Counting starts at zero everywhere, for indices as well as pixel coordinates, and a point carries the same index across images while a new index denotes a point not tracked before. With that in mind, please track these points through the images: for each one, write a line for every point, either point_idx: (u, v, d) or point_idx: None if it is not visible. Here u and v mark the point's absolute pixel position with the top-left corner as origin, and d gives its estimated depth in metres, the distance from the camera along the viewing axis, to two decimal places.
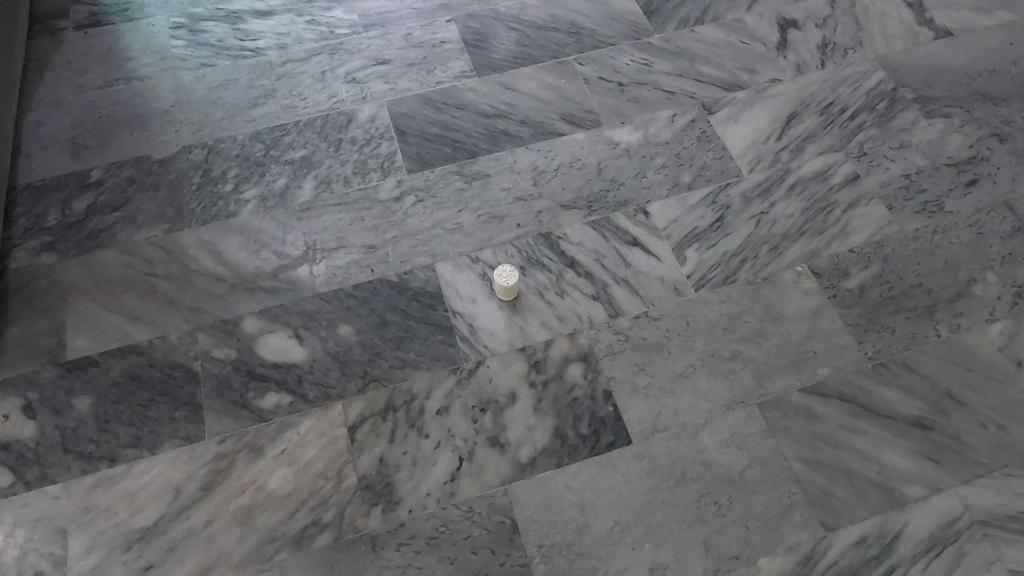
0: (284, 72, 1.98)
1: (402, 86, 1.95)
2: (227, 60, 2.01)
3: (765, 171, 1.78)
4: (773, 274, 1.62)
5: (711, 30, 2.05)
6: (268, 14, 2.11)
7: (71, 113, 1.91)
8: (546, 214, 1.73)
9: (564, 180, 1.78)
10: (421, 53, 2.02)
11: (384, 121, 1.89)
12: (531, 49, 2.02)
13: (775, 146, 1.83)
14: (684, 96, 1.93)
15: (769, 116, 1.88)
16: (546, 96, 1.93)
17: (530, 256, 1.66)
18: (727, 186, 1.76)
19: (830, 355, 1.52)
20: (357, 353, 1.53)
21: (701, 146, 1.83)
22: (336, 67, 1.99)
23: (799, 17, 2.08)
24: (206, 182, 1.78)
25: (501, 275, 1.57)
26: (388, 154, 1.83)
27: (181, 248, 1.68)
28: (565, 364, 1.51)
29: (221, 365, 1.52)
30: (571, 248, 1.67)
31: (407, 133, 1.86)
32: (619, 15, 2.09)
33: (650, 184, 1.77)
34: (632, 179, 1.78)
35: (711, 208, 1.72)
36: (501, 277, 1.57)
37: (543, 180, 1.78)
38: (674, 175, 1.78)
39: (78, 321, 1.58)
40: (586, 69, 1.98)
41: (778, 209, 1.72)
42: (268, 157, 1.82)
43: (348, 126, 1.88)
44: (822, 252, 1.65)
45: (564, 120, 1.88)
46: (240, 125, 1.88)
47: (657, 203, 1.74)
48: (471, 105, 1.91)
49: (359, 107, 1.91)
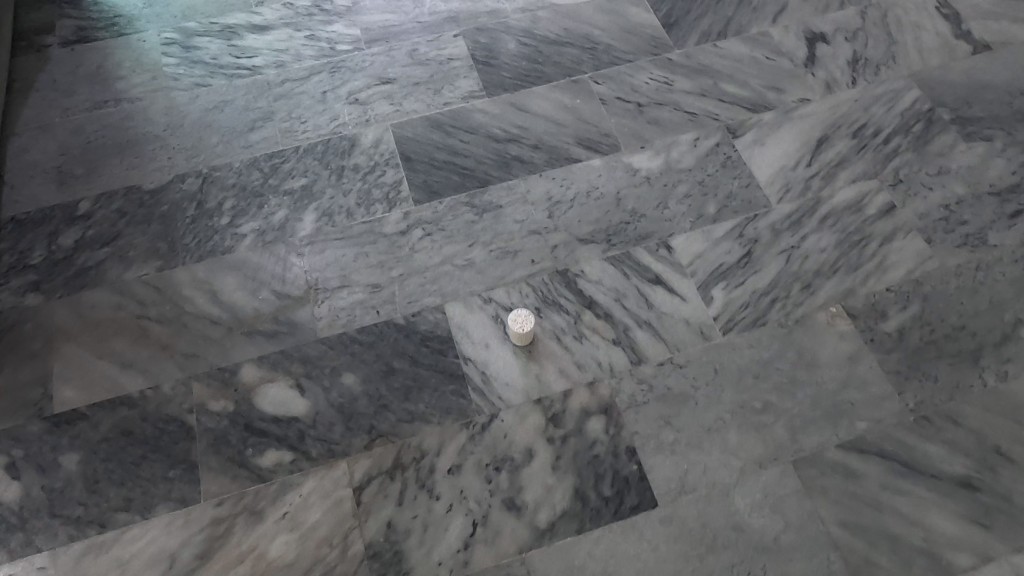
0: (282, 93, 1.87)
1: (408, 107, 1.84)
2: (222, 79, 1.90)
3: (795, 201, 1.67)
4: (806, 316, 1.52)
5: (734, 45, 1.93)
6: (265, 28, 1.99)
7: (58, 137, 1.80)
8: (563, 248, 1.62)
9: (580, 212, 1.67)
10: (427, 71, 1.90)
11: (388, 146, 1.78)
12: (544, 66, 1.91)
13: (805, 172, 1.72)
14: (707, 117, 1.81)
15: (799, 139, 1.77)
16: (560, 117, 1.82)
17: (546, 296, 1.56)
18: (755, 218, 1.65)
19: (869, 406, 1.41)
20: (363, 405, 1.44)
21: (726, 173, 1.72)
22: (338, 86, 1.88)
23: (827, 30, 1.96)
24: (201, 214, 1.68)
25: (519, 323, 1.47)
26: (394, 183, 1.72)
27: (174, 287, 1.58)
28: (585, 417, 1.41)
29: (218, 419, 1.43)
30: (589, 287, 1.57)
31: (414, 159, 1.76)
32: (636, 28, 1.97)
33: (673, 215, 1.66)
34: (654, 209, 1.67)
35: (738, 242, 1.62)
36: (520, 326, 1.46)
37: (559, 211, 1.67)
38: (698, 205, 1.67)
39: (66, 369, 1.49)
40: (603, 88, 1.86)
41: (809, 243, 1.61)
42: (266, 186, 1.72)
43: (351, 152, 1.77)
44: (858, 291, 1.55)
45: (580, 145, 1.77)
46: (236, 151, 1.77)
47: (680, 236, 1.63)
48: (481, 128, 1.80)
49: (363, 131, 1.80)
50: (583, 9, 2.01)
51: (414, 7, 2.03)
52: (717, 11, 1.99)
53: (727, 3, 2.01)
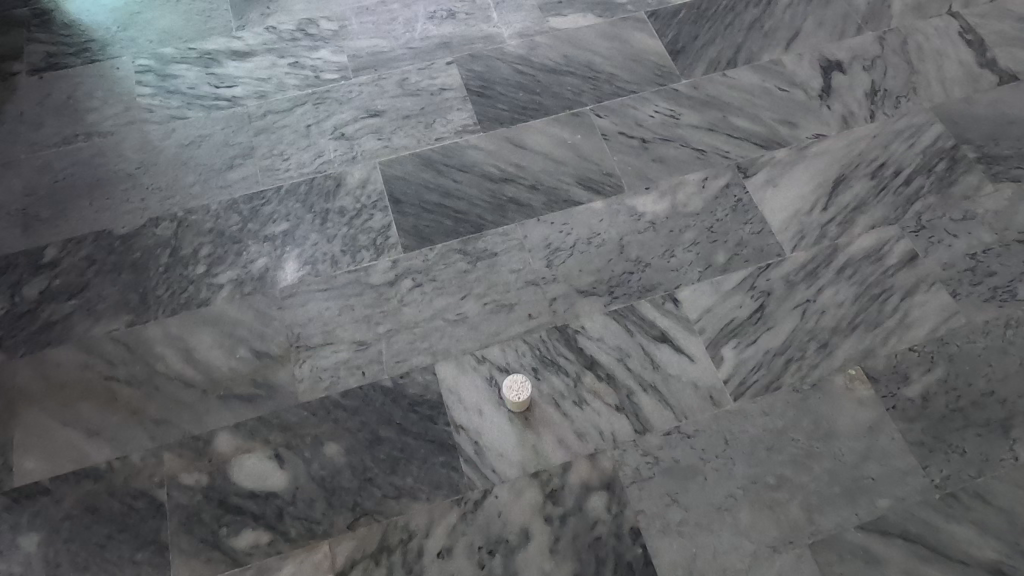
0: (264, 126, 1.76)
1: (397, 143, 1.73)
2: (200, 111, 1.78)
3: (810, 249, 1.57)
4: (822, 379, 1.42)
5: (745, 74, 1.82)
6: (246, 55, 1.88)
7: (24, 176, 1.69)
8: (562, 302, 1.52)
9: (581, 261, 1.56)
10: (418, 103, 1.79)
11: (376, 186, 1.67)
12: (542, 97, 1.79)
13: (820, 217, 1.61)
14: (716, 154, 1.70)
15: (814, 179, 1.66)
16: (560, 155, 1.70)
17: (543, 356, 1.45)
18: (767, 268, 1.55)
19: (891, 482, 1.31)
20: (346, 478, 1.34)
21: (737, 218, 1.61)
22: (323, 119, 1.77)
23: (844, 58, 1.84)
24: (175, 263, 1.57)
25: (515, 391, 1.37)
26: (382, 228, 1.61)
27: (145, 345, 1.48)
28: (585, 494, 1.31)
29: (190, 494, 1.33)
30: (590, 345, 1.47)
31: (403, 201, 1.65)
32: (640, 55, 1.85)
33: (680, 264, 1.55)
34: (659, 258, 1.56)
35: (749, 296, 1.51)
36: (516, 395, 1.37)
37: (558, 259, 1.56)
38: (707, 254, 1.56)
39: (28, 437, 1.38)
40: (605, 122, 1.75)
41: (826, 297, 1.51)
42: (245, 231, 1.61)
43: (336, 193, 1.66)
44: (878, 351, 1.45)
45: (580, 185, 1.66)
46: (213, 191, 1.66)
47: (687, 288, 1.53)
48: (475, 167, 1.69)
49: (349, 169, 1.69)
50: (584, 34, 1.89)
51: (404, 31, 1.91)
52: (727, 36, 1.88)
53: (737, 28, 1.89)
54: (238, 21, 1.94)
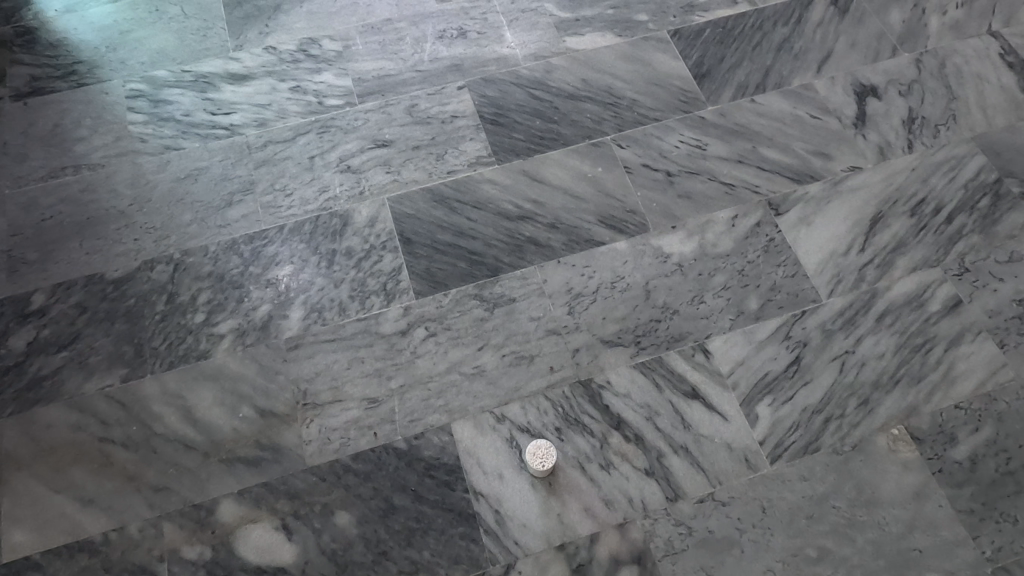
0: (264, 158, 1.65)
1: (407, 176, 1.63)
2: (196, 141, 1.68)
3: (847, 294, 1.48)
4: (864, 440, 1.33)
5: (774, 100, 1.71)
6: (244, 78, 1.77)
7: (8, 214, 1.58)
8: (585, 353, 1.43)
9: (605, 307, 1.47)
10: (428, 132, 1.68)
11: (385, 225, 1.57)
12: (559, 125, 1.69)
13: (857, 259, 1.52)
14: (745, 189, 1.60)
15: (850, 217, 1.56)
16: (580, 190, 1.60)
17: (567, 414, 1.37)
18: (802, 316, 1.46)
19: (940, 555, 1.24)
20: (359, 552, 1.25)
21: (769, 260, 1.52)
22: (327, 150, 1.66)
23: (879, 82, 1.74)
24: (172, 311, 1.47)
25: (540, 457, 1.29)
26: (392, 271, 1.52)
27: (141, 403, 1.38)
28: (614, 569, 1.23)
29: (193, 569, 1.24)
30: (616, 401, 1.38)
31: (414, 241, 1.55)
32: (663, 79, 1.75)
33: (710, 311, 1.46)
34: (688, 304, 1.47)
35: (783, 347, 1.42)
36: (541, 462, 1.28)
37: (580, 306, 1.47)
38: (738, 300, 1.47)
39: (17, 506, 1.29)
40: (627, 153, 1.65)
41: (865, 348, 1.42)
42: (247, 275, 1.51)
43: (343, 233, 1.56)
44: (923, 408, 1.36)
45: (602, 224, 1.56)
46: (212, 231, 1.56)
47: (718, 338, 1.44)
48: (490, 203, 1.59)
49: (356, 206, 1.59)
50: (603, 55, 1.79)
51: (412, 52, 1.80)
52: (754, 58, 1.77)
53: (765, 50, 1.78)
54: (235, 40, 1.82)
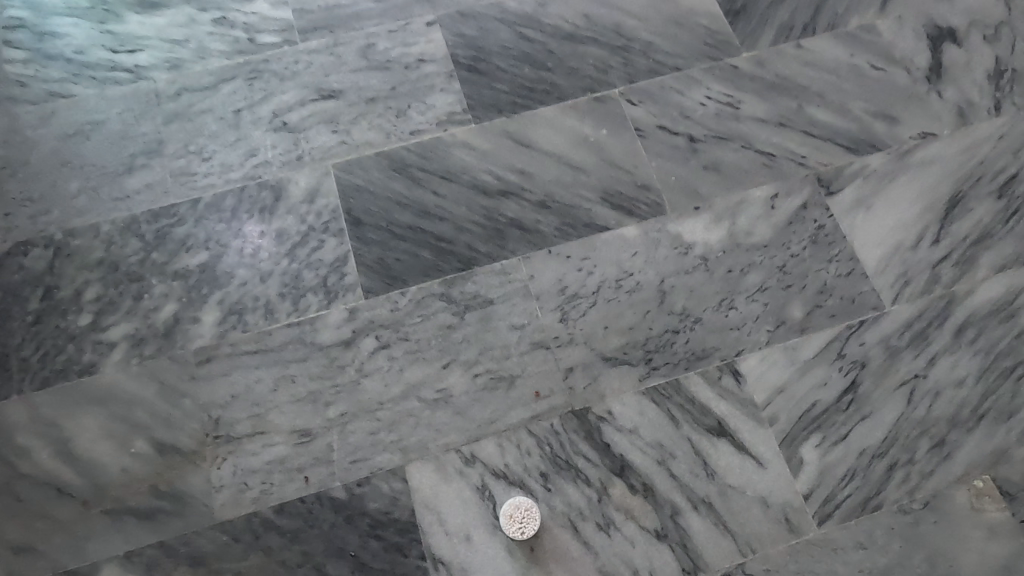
0: (177, 111, 1.29)
1: (358, 137, 1.28)
2: (89, 86, 1.31)
3: (917, 300, 1.15)
4: (938, 496, 1.03)
5: (826, 46, 1.35)
6: (156, 6, 1.39)
7: None
8: (580, 374, 1.11)
9: (607, 314, 1.15)
10: (388, 80, 1.33)
11: (328, 200, 1.23)
12: (555, 74, 1.33)
13: (930, 254, 1.19)
14: (788, 161, 1.26)
15: (922, 198, 1.23)
16: (579, 160, 1.26)
17: (555, 456, 1.06)
18: (859, 327, 1.14)
19: None
20: None
21: (818, 254, 1.19)
22: (257, 101, 1.30)
23: (958, 24, 1.37)
24: (50, 311, 1.14)
25: (521, 522, 1.01)
26: (335, 261, 1.19)
27: (4, 433, 1.07)
28: None
29: None
30: (620, 439, 1.07)
31: (365, 223, 1.21)
32: (686, 18, 1.38)
33: (741, 321, 1.14)
34: (713, 311, 1.15)
35: (835, 369, 1.11)
36: (519, 532, 1.00)
37: (575, 311, 1.15)
38: (777, 307, 1.15)
39: None
40: (639, 111, 1.30)
41: (940, 372, 1.11)
42: (148, 264, 1.18)
43: (274, 210, 1.22)
44: (1013, 454, 1.06)
45: (606, 203, 1.23)
46: (106, 205, 1.22)
47: (751, 356, 1.12)
48: (463, 174, 1.25)
49: (292, 175, 1.25)
50: None
51: None
52: None
53: None
54: None
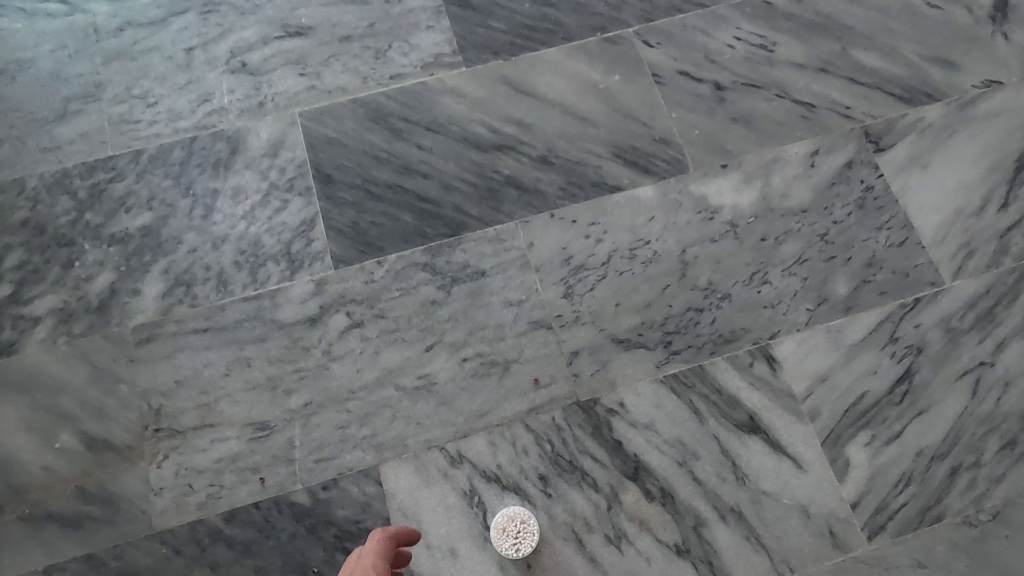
0: (119, 49, 1.11)
1: (329, 81, 1.10)
2: (18, 20, 1.12)
3: (982, 275, 0.98)
4: (1010, 506, 0.87)
5: None
6: None
7: None
8: (587, 359, 0.95)
9: (619, 288, 0.98)
10: (365, 16, 1.14)
11: (294, 154, 1.05)
12: (559, 11, 1.14)
13: (997, 221, 1.01)
14: (831, 112, 1.08)
15: (987, 156, 1.05)
16: (587, 109, 1.08)
17: (557, 455, 0.90)
18: (915, 306, 0.97)
19: None
20: None
21: (866, 221, 1.02)
22: (213, 39, 1.12)
23: None
24: None
25: (516, 538, 0.85)
26: (301, 225, 1.01)
27: None
28: None
29: None
30: (633, 436, 0.91)
31: (337, 180, 1.04)
32: None
33: (775, 298, 0.98)
34: (743, 285, 0.98)
35: (887, 355, 0.95)
36: (514, 550, 0.85)
37: (581, 286, 0.98)
38: (818, 281, 0.99)
39: None
40: (657, 53, 1.12)
41: (1010, 359, 0.94)
42: (80, 226, 1.00)
43: (230, 164, 1.04)
44: None
45: (618, 159, 1.05)
46: (33, 158, 1.04)
47: (788, 339, 0.95)
48: (452, 125, 1.07)
49: (252, 124, 1.07)
50: None
51: None
52: None
53: None
54: None
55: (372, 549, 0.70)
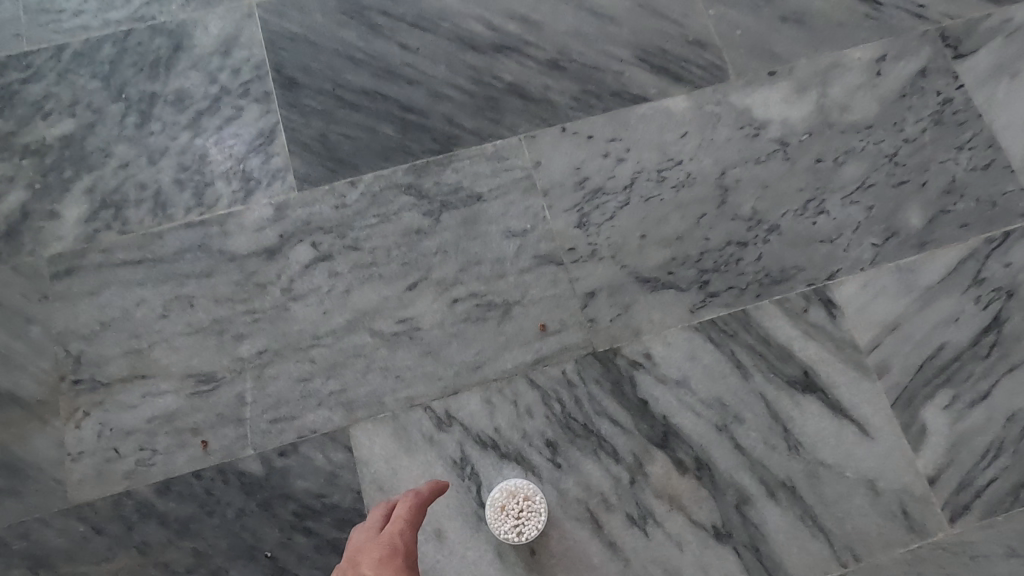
0: None
1: None
2: None
3: None
4: None
5: None
6: None
7: None
8: (606, 302, 0.77)
9: (644, 217, 0.81)
10: None
11: (249, 52, 0.86)
12: None
13: None
14: (902, 10, 0.89)
15: None
16: (607, 4, 0.89)
17: (569, 418, 0.73)
18: (1004, 242, 0.80)
19: None
20: None
21: (943, 140, 0.84)
22: None
23: None
24: None
25: (518, 519, 0.69)
26: (257, 138, 0.83)
27: None
28: None
29: None
30: (662, 395, 0.74)
31: (301, 84, 0.85)
32: None
33: (834, 230, 0.80)
34: (795, 215, 0.81)
35: (970, 300, 0.78)
36: (517, 534, 0.69)
37: (598, 214, 0.81)
38: (886, 211, 0.81)
39: None
40: None
41: None
42: None
43: (172, 63, 0.85)
44: None
45: (645, 64, 0.87)
46: None
47: (850, 280, 0.78)
48: (443, 21, 0.88)
49: (199, 16, 0.88)
50: None
51: None
52: None
53: None
54: None
55: (407, 509, 0.59)
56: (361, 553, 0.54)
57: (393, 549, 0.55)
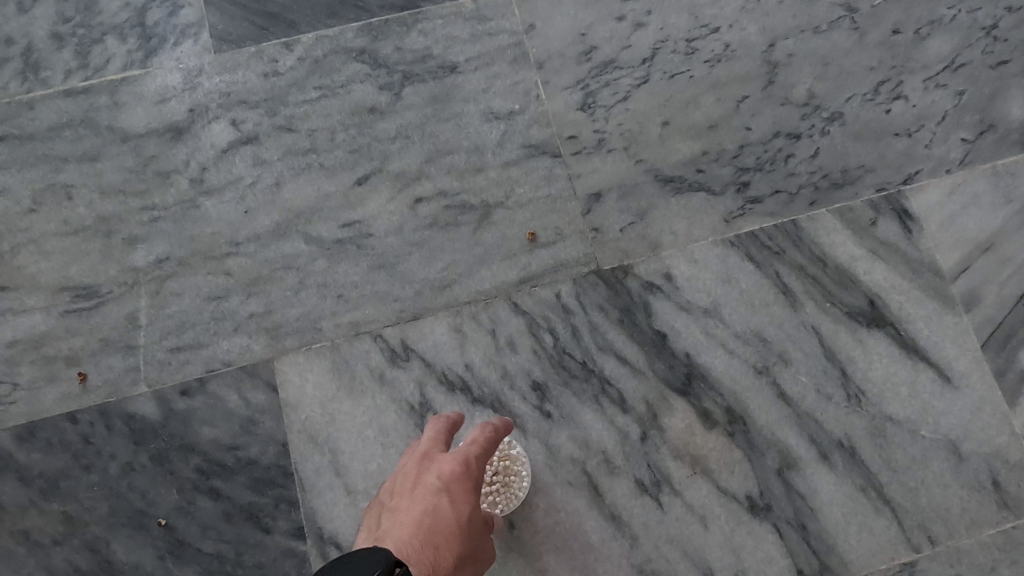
0: None
1: None
2: None
3: None
4: None
5: None
6: None
7: None
8: (615, 206, 0.59)
9: (668, 99, 0.62)
10: None
11: None
12: None
13: None
14: None
15: None
16: None
17: (562, 354, 0.56)
18: None
19: None
20: None
21: None
22: None
23: None
24: None
25: (491, 486, 0.52)
26: None
27: None
28: None
29: None
30: (685, 327, 0.57)
31: None
32: None
33: (914, 121, 0.62)
34: (864, 101, 0.62)
35: None
36: (489, 507, 0.52)
37: (609, 93, 0.62)
38: (983, 98, 0.62)
39: None
40: None
41: None
42: None
43: None
44: None
45: None
46: None
47: (932, 185, 0.60)
48: None
49: None
50: None
51: None
52: None
53: None
54: None
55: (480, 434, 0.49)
56: (433, 463, 0.47)
57: (465, 471, 0.47)
